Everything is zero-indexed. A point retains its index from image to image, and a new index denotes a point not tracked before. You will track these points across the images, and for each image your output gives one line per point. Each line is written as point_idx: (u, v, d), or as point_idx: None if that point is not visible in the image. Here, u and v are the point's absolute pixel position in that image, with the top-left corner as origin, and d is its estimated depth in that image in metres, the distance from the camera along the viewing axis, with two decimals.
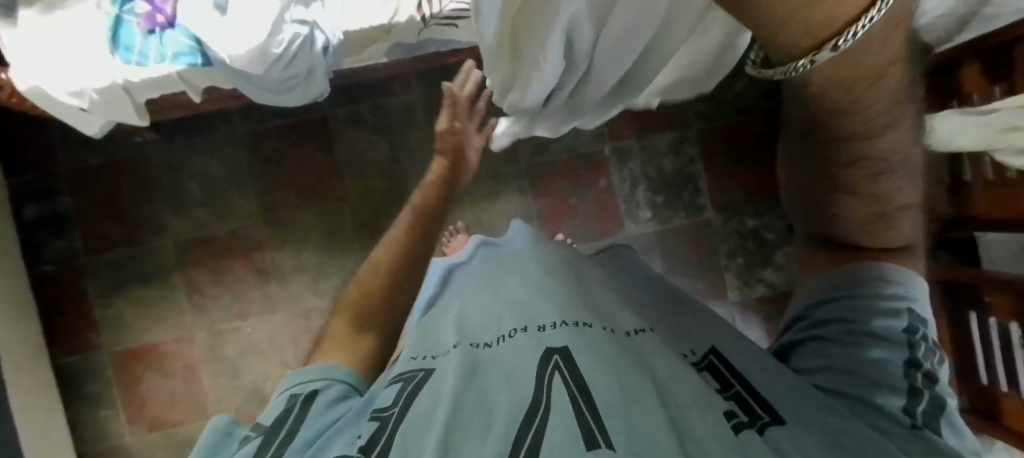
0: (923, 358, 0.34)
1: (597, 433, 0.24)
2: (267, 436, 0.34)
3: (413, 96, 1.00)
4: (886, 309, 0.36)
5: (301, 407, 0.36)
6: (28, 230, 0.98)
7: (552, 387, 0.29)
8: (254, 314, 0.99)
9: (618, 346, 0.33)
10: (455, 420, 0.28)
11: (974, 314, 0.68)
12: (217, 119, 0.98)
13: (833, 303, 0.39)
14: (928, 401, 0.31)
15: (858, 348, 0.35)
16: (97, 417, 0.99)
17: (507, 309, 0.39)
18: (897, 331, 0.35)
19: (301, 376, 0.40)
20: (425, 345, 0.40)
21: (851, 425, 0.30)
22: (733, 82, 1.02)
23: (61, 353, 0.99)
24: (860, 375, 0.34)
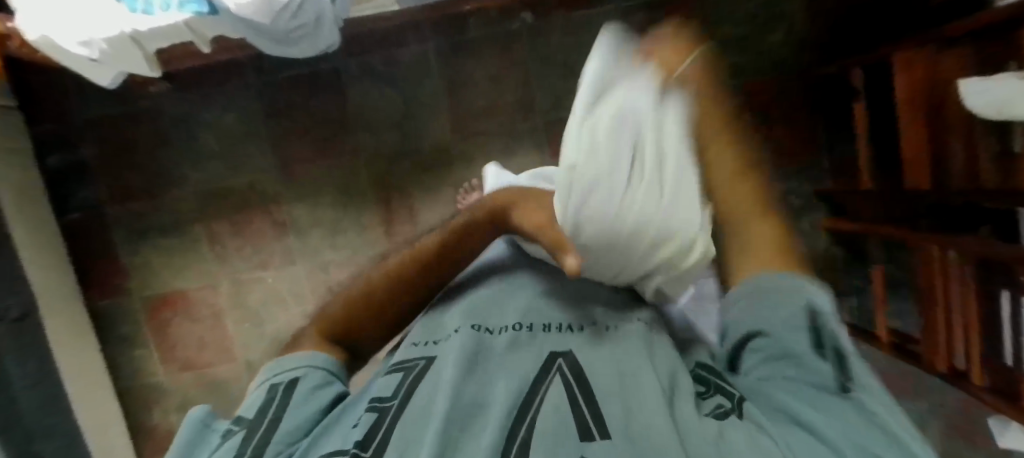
0: (825, 328, 0.32)
1: (592, 428, 0.28)
2: (251, 426, 0.34)
3: (427, 46, 0.95)
4: (785, 306, 0.33)
5: (285, 393, 0.36)
6: (54, 179, 1.00)
7: (551, 381, 0.33)
8: (273, 266, 1.02)
9: (610, 343, 0.38)
10: (458, 410, 0.30)
11: (1007, 293, 0.64)
12: (229, 69, 0.96)
13: (748, 325, 0.36)
14: (850, 362, 0.30)
15: (782, 349, 0.33)
16: (133, 356, 1.05)
17: (514, 305, 0.43)
18: (799, 321, 0.32)
19: (279, 364, 0.40)
20: (428, 332, 0.43)
21: (805, 408, 0.29)
22: (770, 34, 0.95)
23: (95, 297, 1.04)
24: (796, 367, 0.32)
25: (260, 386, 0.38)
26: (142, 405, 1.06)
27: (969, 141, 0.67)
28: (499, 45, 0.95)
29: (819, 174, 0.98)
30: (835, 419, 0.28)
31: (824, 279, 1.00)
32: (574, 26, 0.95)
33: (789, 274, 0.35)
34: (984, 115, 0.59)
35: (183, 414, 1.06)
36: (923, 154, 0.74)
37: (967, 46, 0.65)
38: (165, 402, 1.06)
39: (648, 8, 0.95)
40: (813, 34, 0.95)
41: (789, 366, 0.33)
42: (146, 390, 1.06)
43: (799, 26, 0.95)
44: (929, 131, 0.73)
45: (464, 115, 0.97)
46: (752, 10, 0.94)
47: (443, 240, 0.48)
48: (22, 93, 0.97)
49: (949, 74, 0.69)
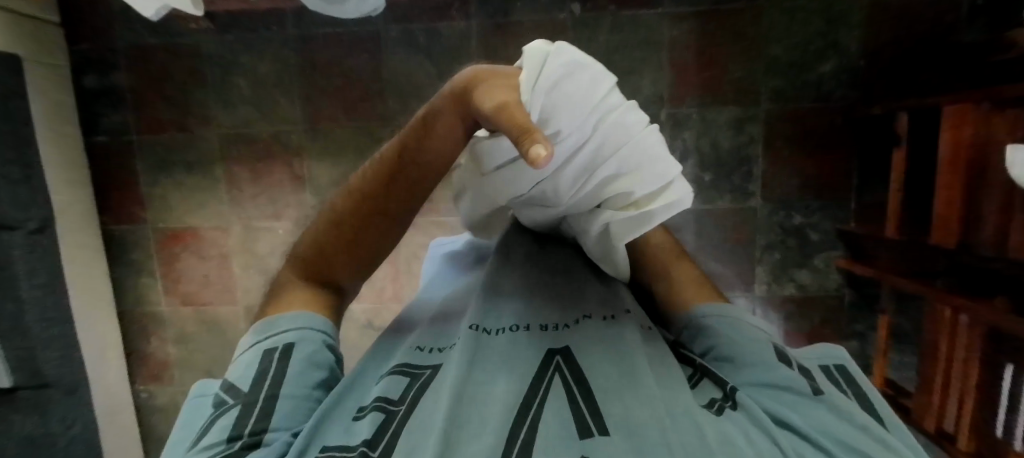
0: (787, 351, 0.39)
1: (592, 426, 0.30)
2: (250, 396, 0.35)
3: (469, 23, 0.94)
4: (753, 330, 0.40)
5: (280, 362, 0.36)
6: (86, 99, 1.01)
7: (553, 383, 0.33)
8: (287, 218, 1.03)
9: (615, 341, 0.37)
10: (459, 415, 0.30)
11: (1011, 367, 0.63)
12: (270, 15, 0.95)
13: (715, 331, 0.41)
14: (808, 376, 0.37)
15: (751, 346, 0.38)
16: (139, 283, 1.08)
17: (510, 303, 0.42)
18: (769, 343, 0.39)
19: (272, 326, 0.39)
20: (432, 336, 0.42)
21: (787, 405, 0.34)
22: (819, 63, 0.93)
23: (111, 221, 1.06)
24: (765, 364, 0.37)
25: (254, 349, 0.38)
26: (141, 332, 1.09)
27: (1004, 208, 0.65)
28: (542, 33, 0.94)
29: (843, 212, 0.97)
30: (819, 417, 0.32)
31: (827, 319, 1.00)
32: (621, 25, 0.93)
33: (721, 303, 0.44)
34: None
35: (179, 347, 1.09)
36: (956, 215, 0.73)
37: None
38: (163, 333, 1.09)
39: (700, 17, 0.93)
40: (864, 69, 0.92)
41: (757, 369, 0.37)
42: (147, 318, 1.09)
43: (851, 60, 0.92)
44: (967, 189, 0.71)
45: None
46: (807, 35, 0.92)
47: (385, 163, 0.39)
48: (65, 9, 0.97)
49: (998, 135, 0.66)
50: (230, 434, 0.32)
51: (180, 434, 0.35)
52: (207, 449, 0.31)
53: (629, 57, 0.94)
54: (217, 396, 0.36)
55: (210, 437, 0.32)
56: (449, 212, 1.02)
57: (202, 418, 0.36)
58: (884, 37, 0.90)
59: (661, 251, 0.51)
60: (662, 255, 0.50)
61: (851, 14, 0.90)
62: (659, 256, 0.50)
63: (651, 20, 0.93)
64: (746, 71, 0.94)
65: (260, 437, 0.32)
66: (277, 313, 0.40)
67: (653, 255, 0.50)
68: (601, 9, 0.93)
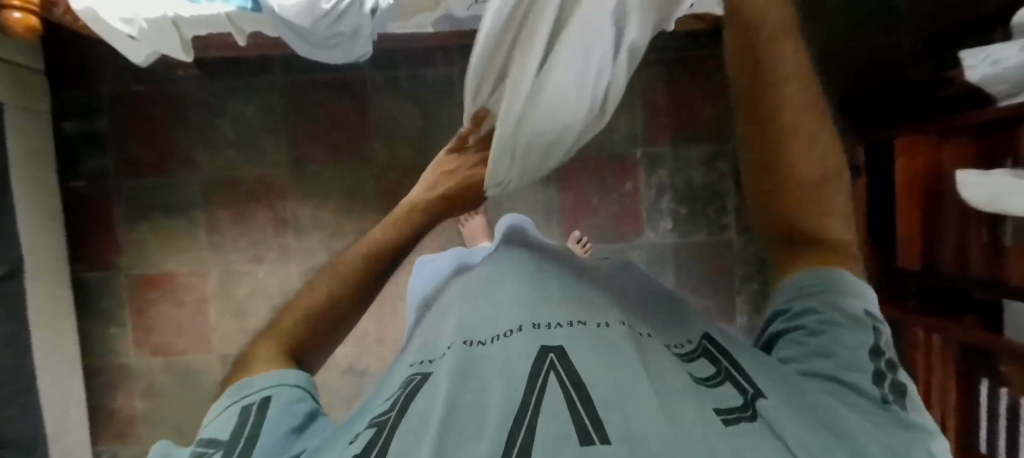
0: (882, 345, 0.38)
1: (592, 432, 0.28)
2: (227, 447, 0.34)
3: (453, 69, 0.99)
4: (851, 315, 0.39)
5: (258, 412, 0.36)
6: (66, 145, 1.01)
7: (547, 384, 0.33)
8: (268, 260, 1.01)
9: (605, 340, 0.38)
10: (453, 412, 0.31)
11: (986, 382, 0.65)
12: (258, 63, 0.98)
13: (806, 312, 0.42)
14: (888, 381, 0.36)
15: (833, 336, 0.39)
16: (108, 334, 1.03)
17: (505, 313, 0.43)
18: (863, 334, 0.39)
19: (245, 386, 0.38)
20: (427, 349, 0.44)
21: (837, 406, 0.35)
22: None
23: (82, 268, 1.02)
24: (839, 358, 0.38)
25: (230, 408, 0.37)
26: (107, 386, 1.03)
27: (962, 230, 0.69)
28: None
29: None
30: (880, 425, 0.33)
31: None
32: None
33: (842, 273, 0.42)
34: (975, 204, 0.62)
35: (148, 400, 1.03)
36: (916, 237, 0.77)
37: (966, 139, 0.68)
38: (131, 386, 1.03)
39: (669, 63, 1.00)
40: (823, 108, 0.99)
41: (831, 358, 0.39)
42: (115, 371, 1.03)
43: None
44: (924, 211, 0.75)
45: None
46: None
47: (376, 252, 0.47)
48: (51, 58, 0.98)
49: (946, 162, 0.71)
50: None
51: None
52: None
53: None
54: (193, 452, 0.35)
55: None
56: (433, 251, 1.03)
57: None
58: (834, 79, 0.99)
59: None
60: None
61: (807, 60, 0.98)
62: None
63: None
64: (714, 111, 1.00)
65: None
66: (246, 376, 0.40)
67: None
68: None
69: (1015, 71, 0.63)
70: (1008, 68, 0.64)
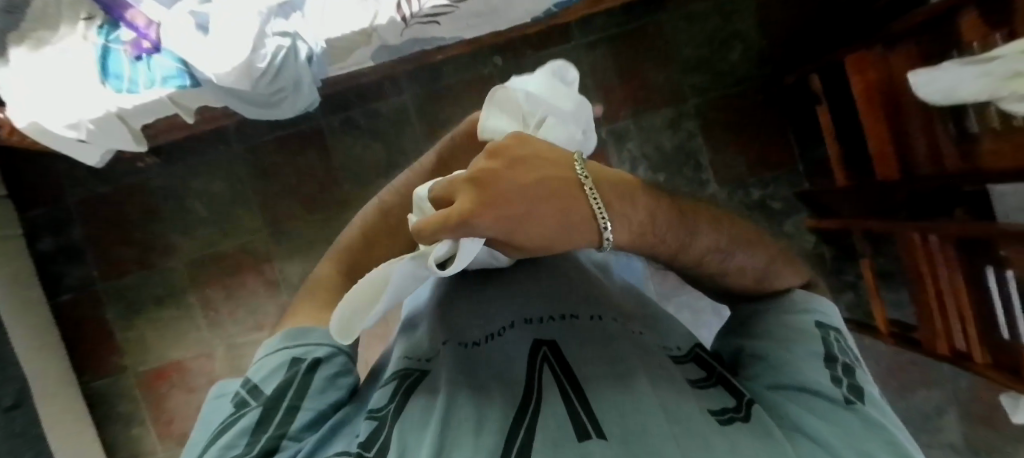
0: (838, 353, 0.34)
1: (589, 426, 0.27)
2: (269, 405, 0.31)
3: (404, 96, 0.99)
4: (799, 331, 0.36)
5: (305, 376, 0.33)
6: (45, 262, 1.00)
7: (544, 377, 0.33)
8: (268, 325, 1.00)
9: (601, 333, 0.38)
10: (448, 419, 0.30)
11: (991, 269, 0.65)
12: (215, 136, 0.99)
13: (758, 338, 0.38)
14: (848, 385, 0.32)
15: (786, 348, 0.35)
16: (129, 435, 1.02)
17: (496, 307, 0.42)
18: (816, 344, 0.34)
19: (295, 337, 0.36)
20: (416, 346, 0.42)
21: (798, 418, 0.30)
22: (727, 52, 1.01)
23: (90, 378, 1.02)
24: (793, 365, 0.33)
25: (276, 357, 0.35)
26: None
27: (928, 126, 0.70)
28: (472, 88, 0.99)
29: (794, 178, 1.02)
30: (840, 423, 0.29)
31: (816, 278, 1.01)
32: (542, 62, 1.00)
33: (790, 302, 0.39)
34: (933, 101, 0.62)
35: None
36: (888, 146, 0.77)
37: (910, 42, 0.69)
38: None
39: (609, 41, 1.00)
40: (767, 47, 1.00)
41: (785, 368, 0.34)
42: None
43: (753, 43, 1.00)
44: (888, 122, 0.75)
45: None
46: (708, 32, 1.00)
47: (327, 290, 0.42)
48: (12, 181, 0.99)
49: (897, 66, 0.72)
50: (244, 444, 0.29)
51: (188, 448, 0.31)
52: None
53: None
54: (235, 397, 0.33)
55: (227, 441, 0.29)
56: None
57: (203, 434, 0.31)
58: (773, 16, 0.99)
59: (657, 234, 0.34)
60: (667, 240, 0.35)
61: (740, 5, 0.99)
62: (655, 238, 0.34)
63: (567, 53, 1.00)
64: (665, 76, 1.01)
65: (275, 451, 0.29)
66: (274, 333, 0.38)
67: (658, 234, 0.34)
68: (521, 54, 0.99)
69: None
70: None
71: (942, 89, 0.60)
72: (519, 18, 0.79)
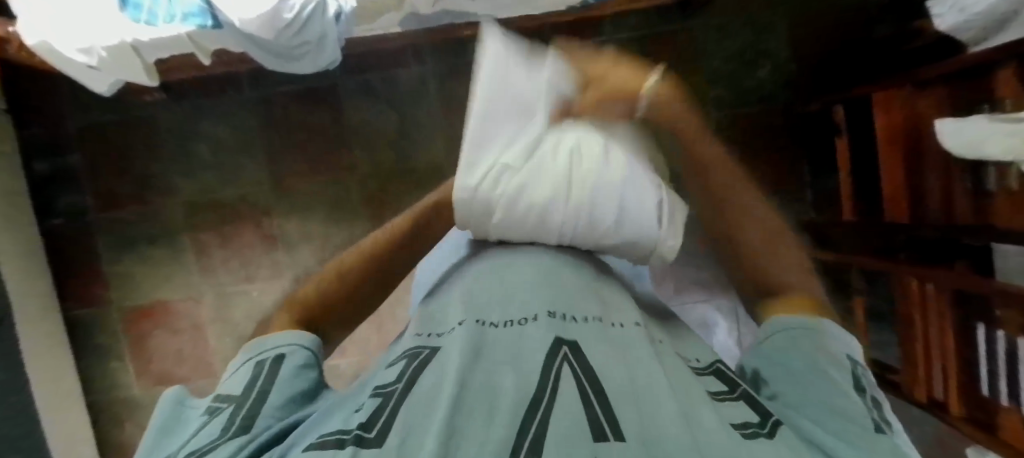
0: (866, 387, 0.35)
1: (607, 431, 0.27)
2: (238, 400, 0.33)
3: (425, 68, 0.98)
4: (832, 355, 0.37)
5: (273, 369, 0.36)
6: (38, 184, 0.98)
7: (561, 375, 0.32)
8: (260, 279, 1.00)
9: (624, 339, 0.38)
10: (462, 402, 0.29)
11: (982, 325, 0.66)
12: (226, 81, 0.96)
13: (789, 356, 0.38)
14: (877, 417, 0.33)
15: (819, 370, 0.35)
16: (108, 367, 1.02)
17: (520, 293, 0.42)
18: (848, 374, 0.36)
19: (259, 344, 0.39)
20: (432, 324, 0.44)
21: (831, 439, 0.30)
22: (753, 72, 0.99)
23: (73, 306, 1.01)
24: (827, 388, 0.34)
25: (243, 366, 0.37)
26: (113, 421, 1.03)
27: (947, 182, 0.69)
28: None
29: (801, 206, 1.02)
30: (868, 448, 0.29)
31: None
32: None
33: (820, 323, 0.40)
34: (954, 152, 0.62)
35: None
36: (901, 190, 0.77)
37: (940, 88, 0.68)
38: (137, 417, 1.03)
39: (640, 41, 0.99)
40: (795, 72, 0.99)
41: (817, 389, 0.34)
42: (119, 404, 1.03)
43: (782, 65, 0.99)
44: (907, 166, 0.75)
45: (459, 135, 1.00)
46: (739, 47, 0.99)
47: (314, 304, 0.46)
48: (14, 96, 0.96)
49: (926, 112, 0.71)
50: (218, 430, 0.31)
51: (149, 448, 0.33)
52: (192, 451, 0.29)
53: None
54: (202, 408, 0.34)
55: (201, 436, 0.31)
56: None
57: (174, 441, 0.32)
58: (804, 43, 0.98)
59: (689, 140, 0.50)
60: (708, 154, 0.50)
61: (775, 26, 0.98)
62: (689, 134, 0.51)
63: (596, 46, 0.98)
64: (691, 84, 1.00)
65: (248, 429, 0.31)
66: (262, 335, 0.40)
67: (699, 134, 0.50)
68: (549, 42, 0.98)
69: (981, 16, 0.62)
70: (974, 14, 0.63)
71: (966, 146, 0.60)
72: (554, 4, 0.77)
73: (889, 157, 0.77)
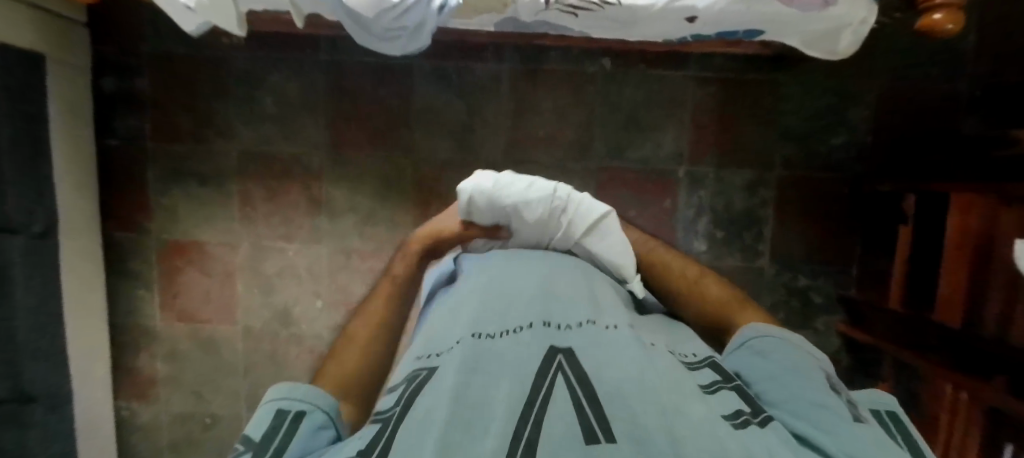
0: (838, 388, 0.38)
1: (598, 429, 0.26)
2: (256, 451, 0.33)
3: (503, 67, 0.97)
4: (805, 358, 0.39)
5: (291, 425, 0.35)
6: (103, 102, 0.99)
7: (555, 379, 0.32)
8: (298, 239, 1.01)
9: (615, 340, 0.38)
10: (457, 414, 0.29)
11: (1009, 447, 0.66)
12: (304, 39, 0.96)
13: (767, 356, 0.40)
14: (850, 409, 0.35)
15: (796, 369, 0.38)
16: (134, 294, 1.04)
17: (514, 309, 0.43)
18: (820, 373, 0.38)
19: (286, 391, 0.38)
20: (432, 341, 0.43)
21: (816, 429, 0.32)
22: (829, 136, 0.97)
23: (113, 228, 1.02)
24: (805, 383, 0.36)
25: (267, 409, 0.37)
26: (130, 346, 1.05)
27: (1009, 303, 0.68)
28: (571, 82, 0.97)
29: (843, 280, 1.01)
30: (847, 442, 0.31)
31: None
32: (647, 82, 0.97)
33: (791, 331, 0.43)
34: None
35: (170, 363, 1.05)
36: (959, 294, 0.76)
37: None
38: (153, 348, 1.05)
39: (723, 84, 0.97)
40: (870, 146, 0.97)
41: (796, 383, 0.36)
42: (138, 332, 1.04)
43: (859, 136, 0.97)
44: (971, 276, 0.75)
45: (521, 140, 0.99)
46: (820, 110, 0.97)
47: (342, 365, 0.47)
48: (94, 12, 0.96)
49: (1004, 228, 0.70)
50: None
51: None
52: None
53: (653, 113, 0.98)
54: None
55: None
56: None
57: None
58: (888, 119, 0.95)
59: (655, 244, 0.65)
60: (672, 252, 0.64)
61: (861, 96, 0.95)
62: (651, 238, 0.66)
63: (676, 80, 0.97)
64: (762, 138, 0.98)
65: None
66: (287, 382, 0.40)
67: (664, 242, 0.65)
68: (631, 66, 0.96)
69: None
70: None
71: None
72: (653, 35, 0.76)
73: (953, 275, 0.77)
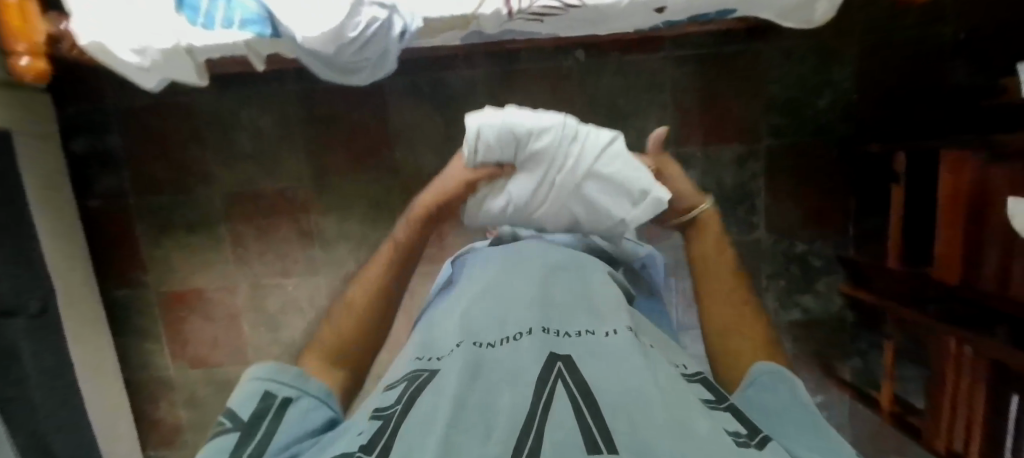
0: None
1: (599, 438, 0.24)
2: (244, 436, 0.33)
3: (475, 73, 0.94)
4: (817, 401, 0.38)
5: (281, 410, 0.36)
6: (78, 163, 0.97)
7: (556, 383, 0.30)
8: (296, 273, 1.01)
9: (615, 345, 0.36)
10: (459, 418, 0.27)
11: (1018, 396, 0.67)
12: (269, 72, 0.93)
13: (782, 394, 0.38)
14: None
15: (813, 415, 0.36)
16: (144, 348, 1.05)
17: (511, 318, 0.41)
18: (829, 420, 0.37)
19: (273, 372, 0.39)
20: (428, 348, 0.41)
21: None
22: (817, 98, 0.96)
23: (112, 286, 1.02)
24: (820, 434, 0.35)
25: (255, 387, 0.37)
26: (149, 398, 1.06)
27: (1004, 258, 0.67)
28: (547, 80, 0.95)
29: (841, 240, 1.01)
30: None
31: (831, 339, 1.04)
32: (624, 69, 0.95)
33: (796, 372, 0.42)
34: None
35: (190, 409, 1.06)
36: (958, 250, 0.75)
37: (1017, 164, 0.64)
38: (172, 396, 1.06)
39: (702, 60, 0.94)
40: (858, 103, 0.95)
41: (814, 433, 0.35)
42: (155, 383, 1.06)
43: (846, 94, 0.95)
44: (966, 228, 0.73)
45: None
46: (804, 73, 0.95)
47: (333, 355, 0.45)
48: None
49: (994, 181, 0.68)
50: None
51: None
52: None
53: (634, 99, 0.96)
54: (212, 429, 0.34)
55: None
56: None
57: None
58: (875, 75, 0.94)
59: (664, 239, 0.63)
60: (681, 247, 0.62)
61: (845, 54, 0.93)
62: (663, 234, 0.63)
63: (654, 63, 0.95)
64: (747, 109, 0.97)
65: None
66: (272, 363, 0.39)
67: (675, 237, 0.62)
68: (606, 55, 0.94)
69: None
70: None
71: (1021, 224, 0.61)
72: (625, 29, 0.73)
73: (949, 231, 0.76)
